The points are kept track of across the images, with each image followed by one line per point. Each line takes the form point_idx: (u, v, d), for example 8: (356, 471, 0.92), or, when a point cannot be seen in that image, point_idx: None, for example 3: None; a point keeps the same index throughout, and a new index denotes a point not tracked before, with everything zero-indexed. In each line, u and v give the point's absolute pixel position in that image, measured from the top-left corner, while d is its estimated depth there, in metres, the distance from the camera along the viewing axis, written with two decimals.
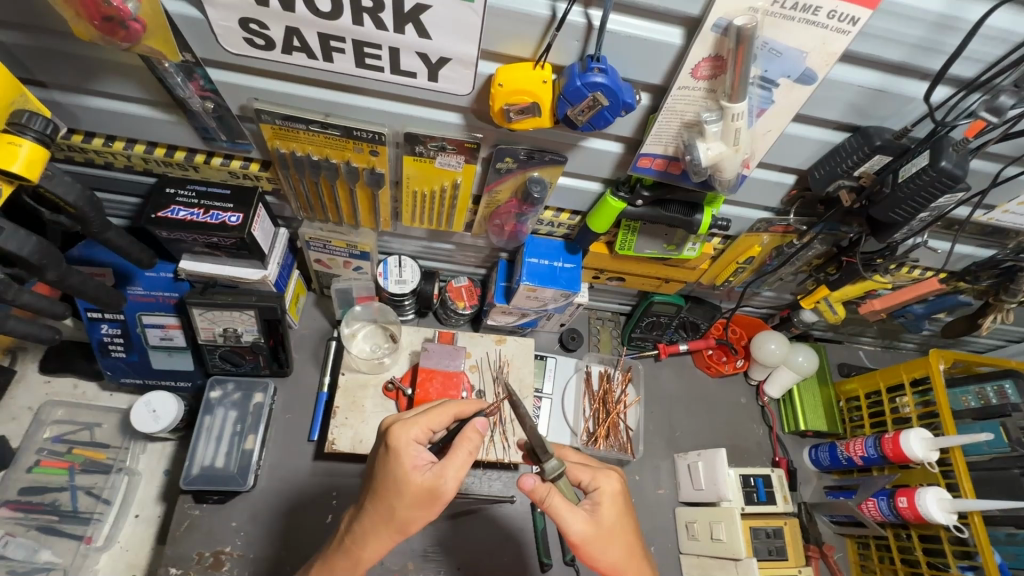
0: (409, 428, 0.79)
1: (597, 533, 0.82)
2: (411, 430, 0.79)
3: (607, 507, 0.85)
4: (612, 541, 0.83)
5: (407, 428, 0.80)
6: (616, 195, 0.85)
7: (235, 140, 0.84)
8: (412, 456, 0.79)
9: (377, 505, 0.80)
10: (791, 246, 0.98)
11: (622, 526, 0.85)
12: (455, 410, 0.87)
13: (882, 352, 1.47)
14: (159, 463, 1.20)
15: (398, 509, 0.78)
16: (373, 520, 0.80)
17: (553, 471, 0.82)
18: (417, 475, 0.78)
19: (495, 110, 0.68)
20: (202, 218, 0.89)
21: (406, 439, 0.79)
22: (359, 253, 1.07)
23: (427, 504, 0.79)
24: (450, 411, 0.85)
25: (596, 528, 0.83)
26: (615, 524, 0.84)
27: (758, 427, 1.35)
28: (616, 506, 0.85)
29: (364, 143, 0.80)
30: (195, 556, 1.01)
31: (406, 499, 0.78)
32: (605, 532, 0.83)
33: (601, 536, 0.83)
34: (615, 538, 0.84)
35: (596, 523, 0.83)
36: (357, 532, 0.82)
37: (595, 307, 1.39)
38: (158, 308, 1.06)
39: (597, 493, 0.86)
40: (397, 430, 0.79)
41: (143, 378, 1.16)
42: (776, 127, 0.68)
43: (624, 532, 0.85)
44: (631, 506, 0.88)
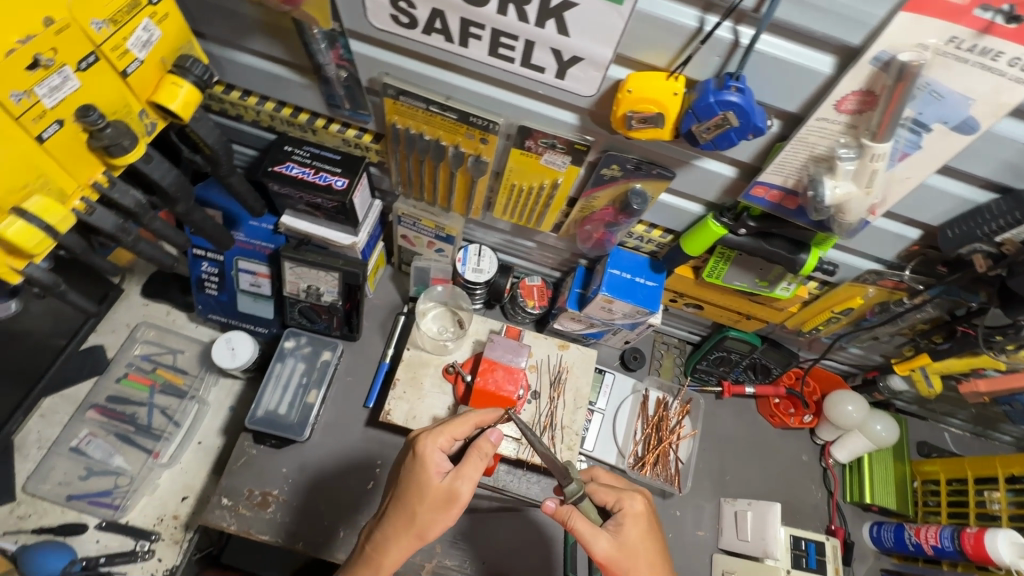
0: (435, 437, 0.84)
1: (620, 554, 0.81)
2: (437, 439, 0.84)
3: (629, 528, 0.83)
4: (640, 565, 0.81)
5: (433, 437, 0.84)
6: (719, 220, 0.82)
7: (356, 110, 0.88)
8: (434, 462, 0.84)
9: (398, 508, 0.84)
10: (899, 305, 0.90)
11: (647, 549, 0.82)
12: (477, 418, 0.88)
13: (970, 439, 1.34)
14: (227, 398, 1.28)
15: (418, 513, 0.82)
16: (394, 525, 0.84)
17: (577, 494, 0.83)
18: (438, 479, 0.83)
19: (617, 116, 0.67)
20: (312, 178, 0.95)
21: (432, 447, 0.84)
22: (445, 236, 1.10)
23: (445, 508, 0.83)
24: (470, 419, 0.88)
25: (621, 550, 0.81)
26: (640, 547, 0.82)
27: (816, 490, 1.27)
28: (639, 529, 0.83)
29: (476, 130, 0.81)
30: (245, 492, 1.07)
31: (427, 503, 0.82)
32: (630, 555, 0.81)
33: (625, 557, 0.81)
34: (641, 557, 0.81)
35: (620, 544, 0.81)
36: (379, 538, 0.85)
37: (662, 331, 1.36)
38: (254, 255, 1.13)
39: (621, 516, 0.84)
40: (423, 438, 0.85)
41: (227, 317, 1.24)
42: (917, 174, 0.64)
43: (650, 553, 0.82)
44: (657, 531, 0.85)
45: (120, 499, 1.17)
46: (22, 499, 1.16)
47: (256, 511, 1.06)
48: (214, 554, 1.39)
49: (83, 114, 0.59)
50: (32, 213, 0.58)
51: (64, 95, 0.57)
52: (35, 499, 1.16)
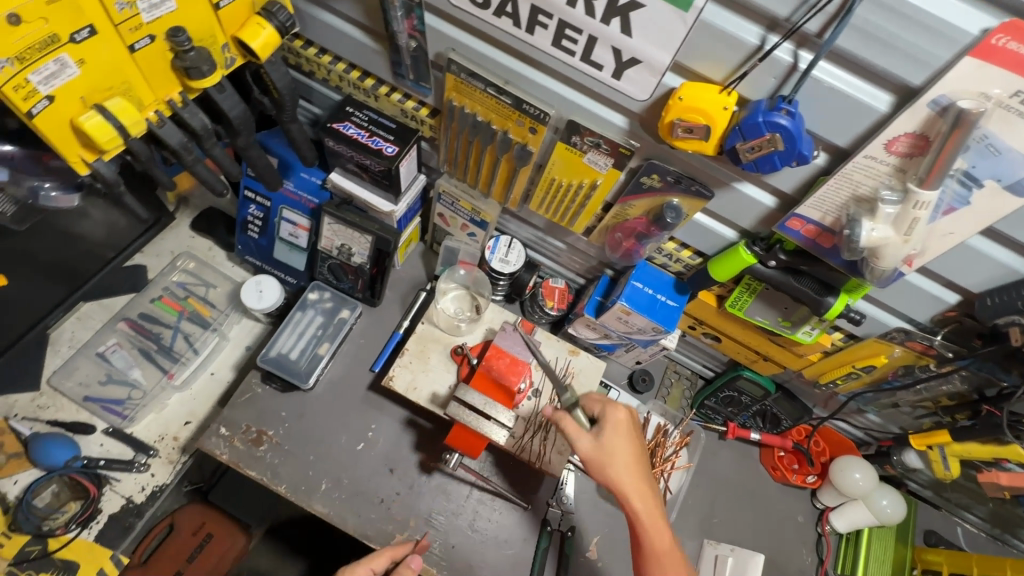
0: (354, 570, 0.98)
1: (599, 451, 0.90)
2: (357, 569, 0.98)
3: (610, 433, 0.91)
4: (619, 464, 0.89)
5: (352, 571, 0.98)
6: (750, 248, 0.82)
7: (419, 82, 0.92)
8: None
9: None
10: (925, 370, 0.86)
11: (631, 455, 0.90)
12: (393, 551, 1.02)
13: (984, 539, 1.25)
14: (245, 337, 1.33)
15: None
16: None
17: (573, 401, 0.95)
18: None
19: (664, 123, 0.68)
20: (366, 140, 1.00)
21: None
22: (479, 220, 1.12)
23: None
24: (386, 553, 1.01)
25: (602, 451, 0.90)
26: (618, 448, 0.90)
27: (806, 554, 1.21)
28: (622, 434, 0.91)
29: (528, 119, 0.84)
30: (243, 427, 1.11)
31: None
32: (609, 456, 0.89)
33: (606, 459, 0.89)
34: (621, 460, 0.89)
35: (602, 442, 0.90)
36: None
37: (676, 360, 1.34)
38: (298, 207, 1.19)
39: (609, 426, 0.91)
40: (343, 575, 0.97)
41: (262, 261, 1.31)
42: (960, 231, 0.62)
43: (627, 455, 0.90)
44: (638, 441, 0.93)
45: (130, 410, 1.23)
46: (44, 391, 1.23)
47: (250, 447, 1.10)
48: (203, 489, 1.49)
49: (174, 34, 0.64)
50: (110, 112, 0.64)
51: (161, 13, 0.63)
52: (55, 393, 1.23)
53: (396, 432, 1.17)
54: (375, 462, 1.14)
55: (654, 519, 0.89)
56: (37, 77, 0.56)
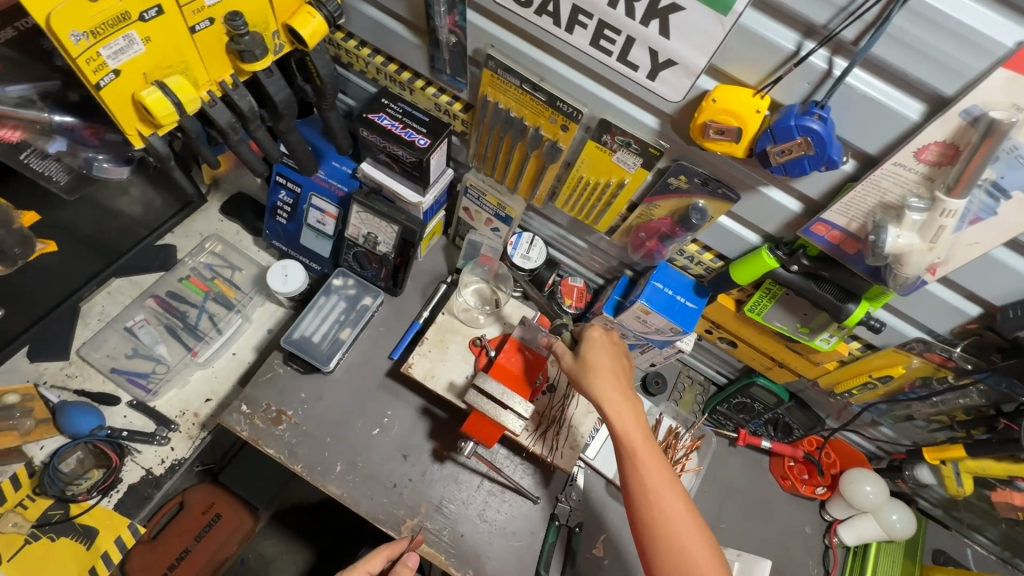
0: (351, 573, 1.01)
1: (578, 363, 0.95)
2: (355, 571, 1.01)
3: (589, 349, 0.96)
4: (593, 372, 0.94)
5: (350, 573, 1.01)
6: (773, 252, 0.83)
7: (454, 77, 0.95)
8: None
9: None
10: (942, 382, 0.87)
11: (608, 366, 0.94)
12: (389, 551, 1.04)
13: (995, 562, 1.24)
14: (267, 320, 1.36)
15: None
16: None
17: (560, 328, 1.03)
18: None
19: (696, 123, 0.70)
20: (399, 131, 1.03)
21: None
22: (504, 216, 1.15)
23: None
24: (382, 553, 1.04)
25: (579, 362, 0.96)
26: (593, 359, 0.95)
27: (813, 566, 1.22)
28: (600, 350, 0.96)
29: (560, 116, 0.86)
30: (263, 405, 1.14)
31: None
32: (586, 366, 0.95)
33: (584, 370, 0.94)
34: (598, 370, 0.94)
35: (581, 356, 0.96)
36: None
37: (690, 365, 1.35)
38: (327, 194, 1.22)
39: (587, 342, 0.97)
40: None
41: (289, 247, 1.34)
42: (986, 241, 0.63)
43: (604, 367, 0.94)
44: (617, 357, 0.97)
45: (153, 384, 1.26)
46: (74, 360, 1.27)
47: (269, 425, 1.12)
48: (213, 471, 1.47)
49: (232, 18, 0.67)
50: (170, 89, 0.67)
51: None
52: (84, 363, 1.27)
53: (412, 418, 1.19)
54: (389, 448, 1.16)
55: (627, 421, 0.89)
56: (107, 51, 0.60)
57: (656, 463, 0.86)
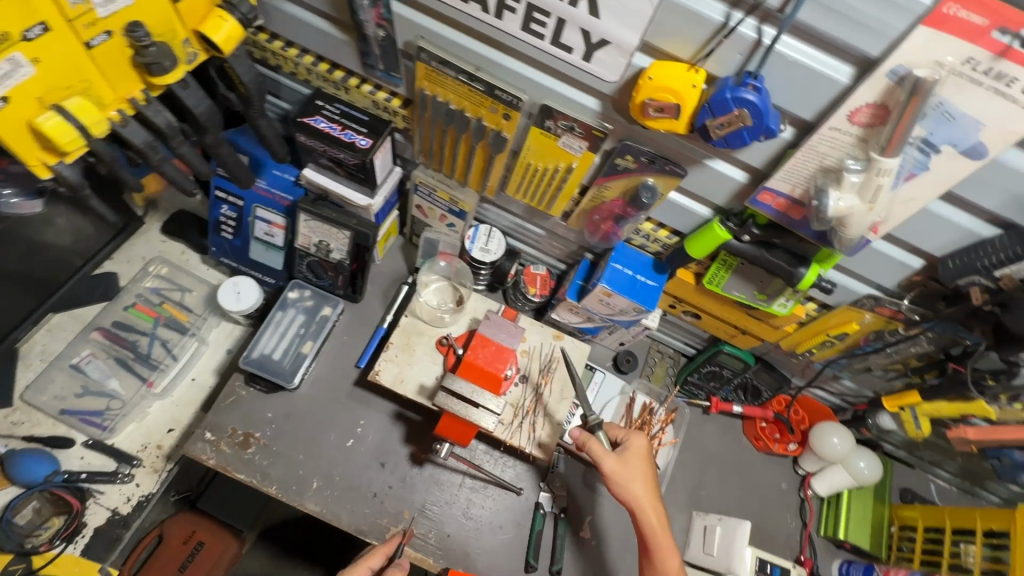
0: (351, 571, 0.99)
1: (623, 471, 0.96)
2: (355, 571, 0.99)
3: (633, 458, 0.98)
4: (638, 484, 0.96)
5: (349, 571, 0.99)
6: (724, 225, 0.84)
7: (388, 72, 0.91)
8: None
9: None
10: (894, 334, 0.89)
11: (648, 478, 0.97)
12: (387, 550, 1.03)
13: (956, 493, 1.31)
14: (225, 341, 1.31)
15: None
16: None
17: (594, 423, 1.00)
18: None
19: (635, 102, 0.69)
20: (338, 133, 0.99)
21: None
22: (458, 210, 1.12)
23: None
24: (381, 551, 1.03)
25: (625, 470, 0.96)
26: (638, 469, 0.97)
27: (791, 519, 1.26)
28: (642, 460, 0.98)
29: (501, 105, 0.83)
30: (229, 430, 1.10)
31: None
32: (630, 474, 0.96)
33: (628, 480, 0.96)
34: (642, 483, 0.96)
35: (623, 463, 0.97)
36: None
37: (658, 340, 1.36)
38: (272, 205, 1.17)
39: (629, 449, 0.98)
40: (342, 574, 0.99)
41: (238, 262, 1.29)
42: (921, 197, 0.64)
43: (647, 479, 0.97)
44: (652, 467, 1.00)
45: (109, 421, 1.20)
46: (18, 407, 1.20)
47: (237, 450, 1.08)
48: (191, 498, 1.45)
49: (132, 29, 0.63)
50: (69, 112, 0.62)
51: (118, 9, 0.61)
52: (30, 408, 1.20)
53: (386, 425, 1.17)
54: (365, 457, 1.14)
55: (664, 535, 0.96)
56: None
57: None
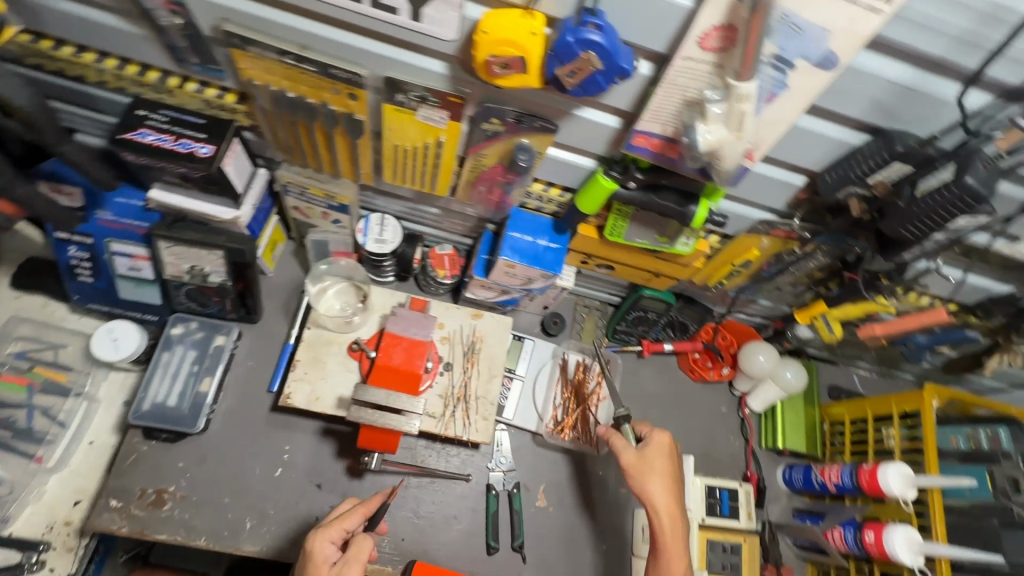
0: (327, 529, 0.88)
1: (641, 465, 0.95)
2: (327, 531, 0.88)
3: (654, 456, 0.96)
4: (653, 482, 0.94)
5: (324, 530, 0.88)
6: (608, 174, 0.79)
7: (207, 65, 0.78)
8: (325, 555, 0.87)
9: None
10: (792, 254, 0.91)
11: (667, 474, 0.95)
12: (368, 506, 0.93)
13: (877, 380, 1.40)
14: (120, 393, 1.18)
15: None
16: None
17: (620, 417, 1.01)
18: (326, 568, 0.85)
19: (478, 61, 0.62)
20: (171, 145, 0.85)
21: (321, 540, 0.87)
22: (338, 205, 1.03)
23: None
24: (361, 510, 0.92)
25: (642, 465, 0.95)
26: (657, 467, 0.95)
27: (734, 439, 1.31)
28: (663, 458, 0.96)
29: (341, 85, 0.74)
30: (137, 492, 1.01)
31: None
32: (646, 471, 0.95)
33: (645, 476, 0.94)
34: (658, 478, 0.94)
35: (643, 458, 0.96)
36: None
37: (583, 294, 1.33)
38: (127, 236, 1.02)
39: (651, 444, 0.97)
40: (315, 532, 0.88)
41: (110, 306, 1.13)
42: (787, 116, 0.61)
43: (664, 478, 0.95)
44: (675, 468, 0.97)
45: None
46: None
47: (150, 511, 1.00)
48: (143, 553, 1.27)
49: None
50: None
51: None
52: None
53: (315, 445, 1.10)
54: (299, 483, 1.07)
55: (674, 536, 0.93)
56: None
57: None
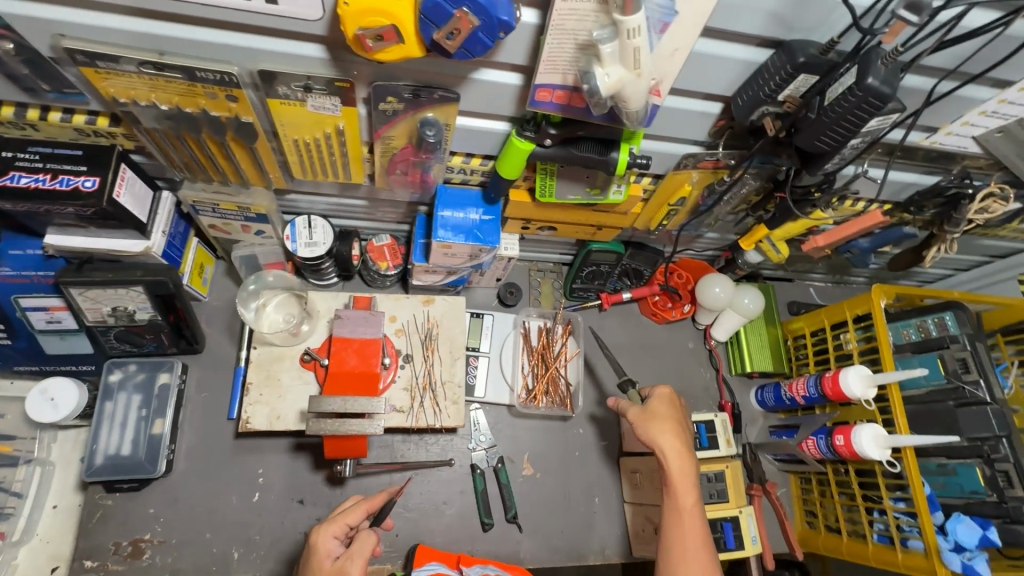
0: (330, 523, 0.83)
1: (647, 414, 0.93)
2: (331, 526, 0.83)
3: (659, 405, 0.94)
4: (660, 428, 0.91)
5: (328, 524, 0.84)
6: (523, 135, 0.75)
7: (62, 90, 0.71)
8: (328, 549, 0.82)
9: None
10: (723, 183, 0.89)
11: (675, 420, 0.93)
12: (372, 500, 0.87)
13: (831, 289, 1.43)
14: (75, 451, 1.12)
15: None
16: None
17: (626, 381, 1.02)
18: (329, 563, 0.81)
19: (349, 37, 0.57)
20: (49, 185, 0.78)
21: (325, 534, 0.82)
22: (255, 215, 0.96)
23: None
24: (363, 506, 0.86)
25: (648, 415, 0.93)
26: (662, 415, 0.93)
27: (705, 371, 1.33)
28: (668, 407, 0.94)
29: (215, 87, 0.68)
30: (112, 547, 0.98)
31: None
32: (652, 419, 0.92)
33: (651, 423, 0.92)
34: (664, 423, 0.92)
35: (648, 409, 0.94)
36: None
37: (534, 259, 1.32)
38: (36, 288, 0.94)
39: (655, 395, 0.96)
40: (319, 526, 0.84)
41: (39, 365, 1.06)
42: (683, 45, 0.59)
43: (671, 423, 0.92)
44: (682, 417, 0.94)
45: None
46: None
47: (129, 563, 0.97)
48: None
49: None
50: None
51: None
52: None
53: (288, 463, 1.07)
54: (279, 503, 1.05)
55: (684, 478, 0.88)
56: None
57: (699, 528, 0.86)
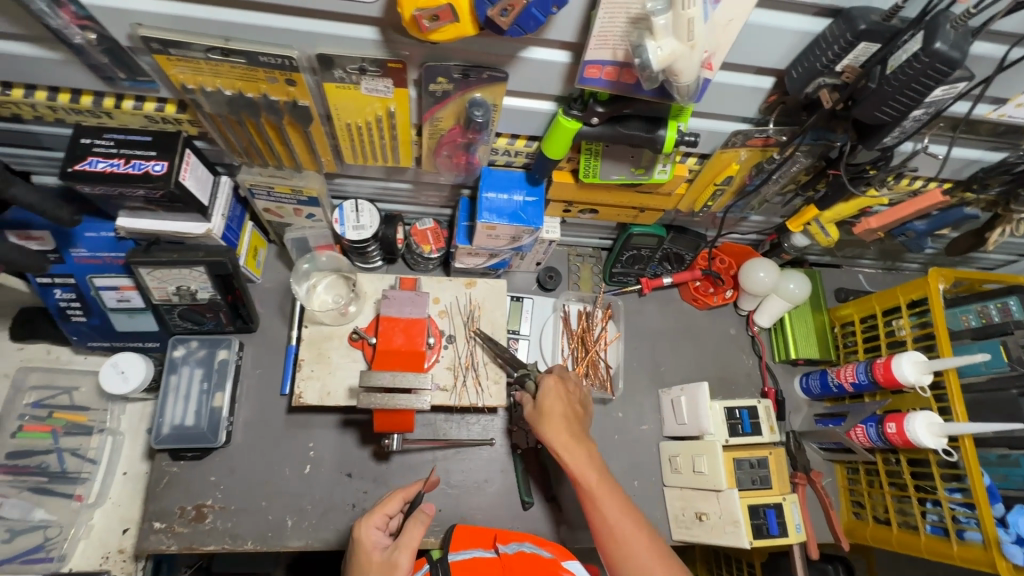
0: (371, 515, 0.89)
1: (537, 413, 0.93)
2: (372, 518, 0.89)
3: (548, 400, 0.93)
4: (548, 421, 0.91)
5: (368, 517, 0.89)
6: (569, 114, 0.75)
7: (136, 78, 0.75)
8: (373, 540, 0.87)
9: None
10: (772, 161, 0.88)
11: (559, 411, 0.92)
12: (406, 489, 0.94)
13: (882, 275, 1.38)
14: (142, 422, 1.19)
15: None
16: None
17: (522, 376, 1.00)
18: (377, 553, 0.85)
19: (406, 18, 0.59)
20: (123, 169, 0.83)
21: (367, 527, 0.88)
22: (307, 198, 0.99)
23: None
24: (398, 494, 0.92)
25: (538, 411, 0.93)
26: (550, 407, 0.92)
27: (747, 358, 1.31)
28: (558, 398, 0.93)
29: (276, 71, 0.71)
30: (177, 510, 1.04)
31: None
32: (542, 415, 0.92)
33: (540, 421, 0.92)
34: (552, 417, 0.91)
35: (537, 405, 0.93)
36: None
37: (573, 244, 1.32)
38: (108, 269, 1.02)
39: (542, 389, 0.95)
40: (360, 521, 0.89)
41: (110, 341, 1.13)
42: (739, 14, 0.58)
43: (558, 414, 0.91)
44: (571, 405, 0.94)
45: (56, 550, 1.09)
46: None
47: (194, 526, 1.03)
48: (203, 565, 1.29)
49: None
50: None
51: None
52: None
53: (337, 438, 1.12)
54: (330, 476, 1.09)
55: (580, 466, 0.88)
56: None
57: (618, 504, 0.86)
